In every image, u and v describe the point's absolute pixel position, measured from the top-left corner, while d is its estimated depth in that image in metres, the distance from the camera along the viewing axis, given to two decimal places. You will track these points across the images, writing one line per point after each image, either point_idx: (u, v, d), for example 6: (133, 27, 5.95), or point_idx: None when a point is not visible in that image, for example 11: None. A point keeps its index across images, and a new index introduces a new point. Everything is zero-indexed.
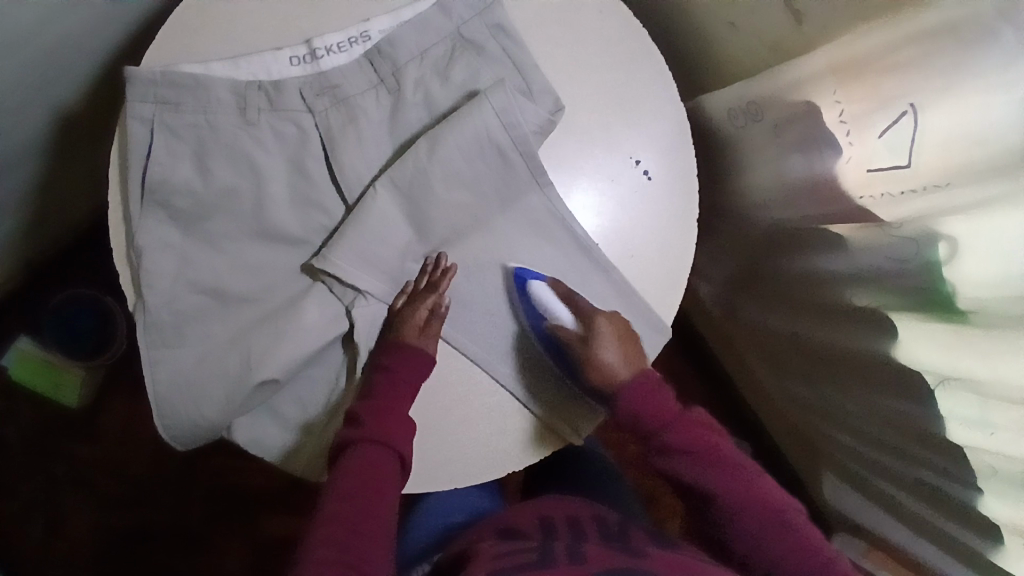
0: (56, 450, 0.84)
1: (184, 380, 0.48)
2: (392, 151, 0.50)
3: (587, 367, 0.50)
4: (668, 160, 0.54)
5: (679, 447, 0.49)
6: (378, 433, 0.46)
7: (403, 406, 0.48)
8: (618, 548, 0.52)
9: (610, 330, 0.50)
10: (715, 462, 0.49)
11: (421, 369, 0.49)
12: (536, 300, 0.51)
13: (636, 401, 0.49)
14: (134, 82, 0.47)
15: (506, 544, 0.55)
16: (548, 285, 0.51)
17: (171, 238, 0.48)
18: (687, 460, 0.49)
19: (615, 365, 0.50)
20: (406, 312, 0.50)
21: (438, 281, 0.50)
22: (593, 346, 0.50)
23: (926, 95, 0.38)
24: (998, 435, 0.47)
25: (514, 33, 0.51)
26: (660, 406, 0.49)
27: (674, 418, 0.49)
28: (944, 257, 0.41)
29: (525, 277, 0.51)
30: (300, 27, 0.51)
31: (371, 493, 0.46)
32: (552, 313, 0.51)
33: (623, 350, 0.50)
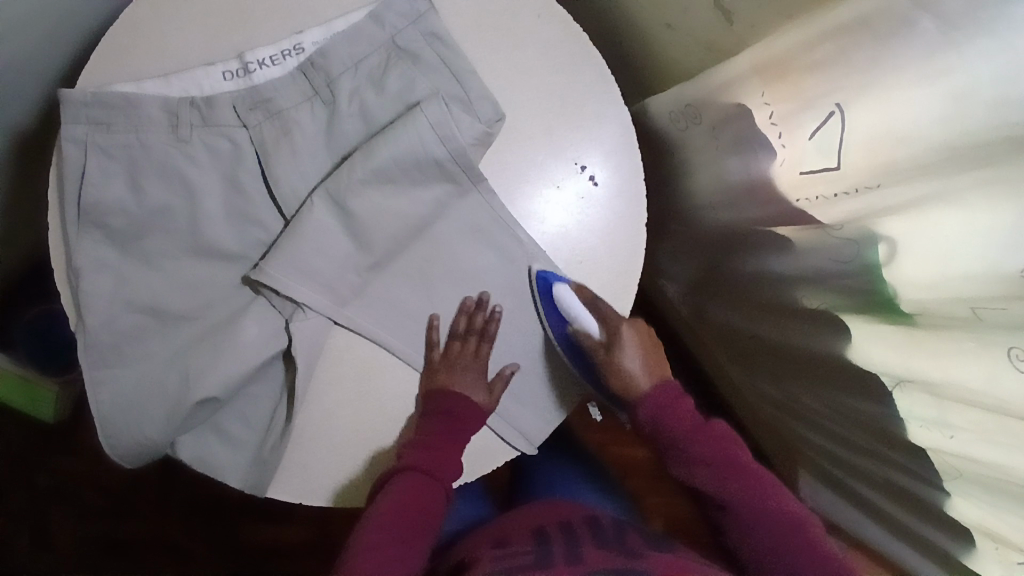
0: (34, 465, 0.85)
1: (126, 400, 0.48)
2: (329, 163, 0.50)
3: (610, 373, 0.54)
4: (614, 164, 0.53)
5: (700, 457, 0.53)
6: (432, 467, 0.49)
7: (457, 445, 0.51)
8: (613, 550, 0.52)
9: (635, 340, 0.55)
10: (735, 473, 0.52)
11: (476, 418, 0.52)
12: (561, 306, 0.51)
13: (660, 408, 0.54)
14: (66, 104, 0.47)
15: (495, 552, 0.55)
16: (571, 288, 0.51)
17: (108, 259, 0.48)
18: (708, 469, 0.53)
19: (634, 373, 0.55)
20: (454, 358, 0.52)
21: (484, 326, 0.52)
22: (615, 353, 0.54)
23: (850, 93, 0.37)
24: (957, 436, 0.46)
25: (448, 40, 0.51)
26: (686, 423, 0.54)
27: (694, 429, 0.54)
28: (884, 259, 0.40)
29: (547, 278, 0.51)
30: (231, 40, 0.50)
31: (417, 517, 0.50)
32: (578, 319, 0.51)
33: (644, 360, 0.56)
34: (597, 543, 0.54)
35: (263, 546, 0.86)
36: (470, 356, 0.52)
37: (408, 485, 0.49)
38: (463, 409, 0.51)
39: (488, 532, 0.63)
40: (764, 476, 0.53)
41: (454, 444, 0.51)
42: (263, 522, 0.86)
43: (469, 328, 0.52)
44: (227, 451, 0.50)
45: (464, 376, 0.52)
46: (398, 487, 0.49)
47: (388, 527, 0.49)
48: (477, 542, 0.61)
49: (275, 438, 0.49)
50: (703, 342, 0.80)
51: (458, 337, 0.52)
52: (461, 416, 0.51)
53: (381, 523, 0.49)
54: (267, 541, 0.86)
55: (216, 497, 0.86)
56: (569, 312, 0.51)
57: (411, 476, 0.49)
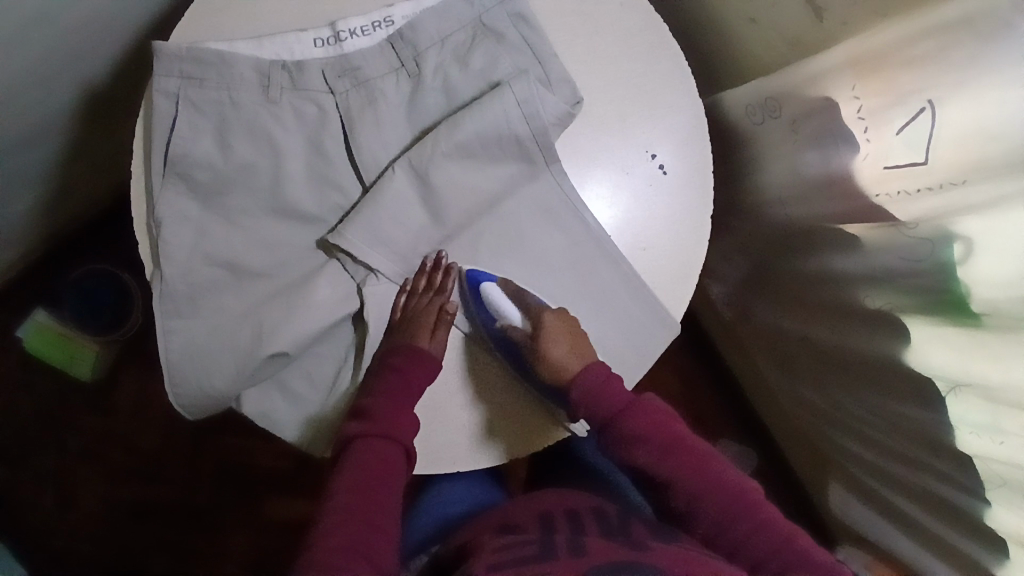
0: (68, 421, 0.86)
1: (195, 351, 0.49)
2: (410, 134, 0.51)
3: (539, 364, 0.51)
4: (684, 155, 0.54)
5: (636, 433, 0.51)
6: (384, 428, 0.48)
7: (409, 400, 0.49)
8: (619, 541, 0.47)
9: (560, 329, 0.51)
10: (675, 450, 0.51)
11: (430, 371, 0.50)
12: (487, 300, 0.51)
13: (589, 393, 0.51)
14: (161, 57, 0.48)
15: (502, 540, 0.50)
16: (500, 286, 0.51)
17: (190, 211, 0.49)
18: (649, 449, 0.51)
19: (564, 361, 0.51)
20: (410, 313, 0.51)
21: (443, 284, 0.51)
22: (541, 341, 0.50)
23: (942, 91, 0.38)
24: (1007, 442, 0.46)
25: (533, 23, 0.52)
26: (617, 400, 0.51)
27: (626, 405, 0.51)
28: (958, 258, 0.41)
29: (478, 277, 0.51)
30: (325, 9, 0.52)
31: (377, 484, 0.48)
32: (503, 311, 0.51)
33: (572, 344, 0.51)
34: (604, 533, 0.49)
35: (287, 522, 0.86)
36: (425, 311, 0.51)
37: (365, 450, 0.49)
38: (406, 360, 0.49)
39: (495, 516, 0.58)
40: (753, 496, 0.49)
41: (407, 401, 0.49)
42: (285, 493, 0.87)
43: (428, 286, 0.51)
44: (289, 408, 0.51)
45: (415, 327, 0.50)
46: (355, 458, 0.49)
47: (347, 503, 0.47)
48: (485, 527, 0.57)
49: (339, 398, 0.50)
50: (743, 345, 0.81)
51: (416, 293, 0.51)
52: (412, 372, 0.49)
53: (342, 501, 0.48)
54: (290, 517, 0.86)
55: (244, 469, 0.87)
56: (497, 310, 0.51)
57: (365, 443, 0.49)
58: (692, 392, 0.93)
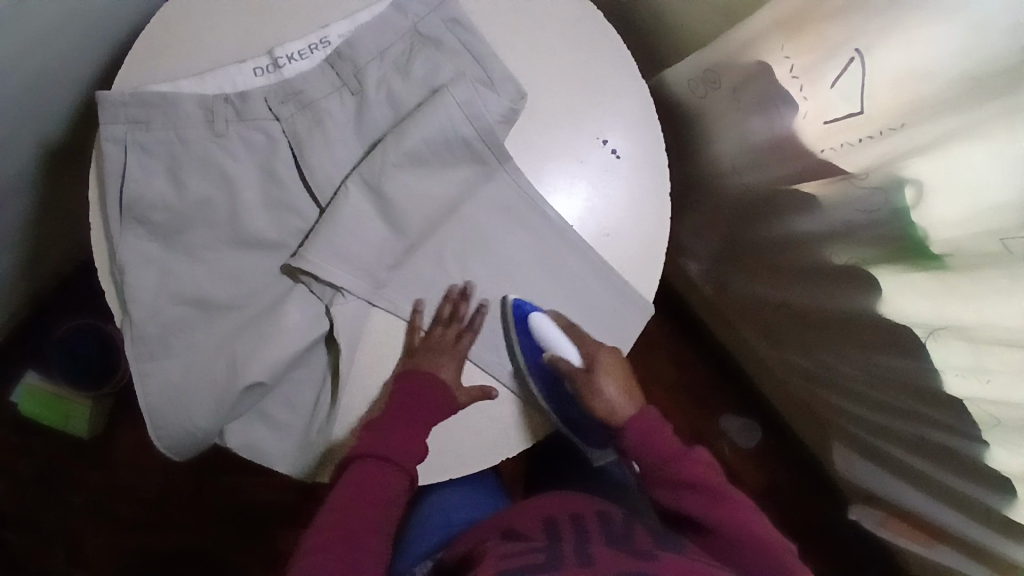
0: (69, 480, 0.86)
1: (174, 390, 0.49)
2: (360, 150, 0.52)
3: (589, 399, 0.54)
4: (635, 138, 0.55)
5: (683, 480, 0.52)
6: (377, 447, 0.49)
7: (417, 424, 0.50)
8: (625, 549, 0.47)
9: (617, 367, 0.54)
10: (719, 501, 0.51)
11: (441, 394, 0.50)
12: (536, 335, 0.51)
13: (639, 441, 0.54)
14: (105, 105, 0.49)
15: (504, 548, 0.49)
16: (548, 318, 0.52)
17: (152, 253, 0.50)
18: (690, 493, 0.52)
19: (613, 400, 0.55)
20: (433, 342, 0.51)
21: (460, 311, 0.52)
22: (596, 378, 0.54)
23: (869, 38, 0.38)
24: (994, 380, 0.46)
25: (469, 25, 0.53)
26: (668, 445, 0.53)
27: (676, 456, 0.53)
28: (911, 202, 0.41)
29: (523, 307, 0.52)
30: (261, 37, 0.52)
31: (372, 508, 0.48)
32: (551, 345, 0.52)
33: (623, 385, 0.55)
34: (608, 540, 0.48)
35: (299, 552, 0.86)
36: (450, 344, 0.51)
37: (366, 470, 0.49)
38: (413, 380, 0.50)
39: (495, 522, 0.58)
40: (752, 515, 0.52)
41: (416, 425, 0.50)
42: (294, 525, 0.87)
43: (451, 316, 0.51)
44: (274, 436, 0.51)
45: (437, 359, 0.51)
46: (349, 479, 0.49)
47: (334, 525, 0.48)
48: (485, 533, 0.57)
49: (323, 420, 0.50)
50: (727, 319, 0.81)
51: (441, 322, 0.51)
52: (418, 391, 0.50)
53: (331, 522, 0.48)
54: None
55: (250, 506, 0.87)
56: (545, 340, 0.52)
57: (367, 463, 0.49)
58: (686, 375, 0.92)
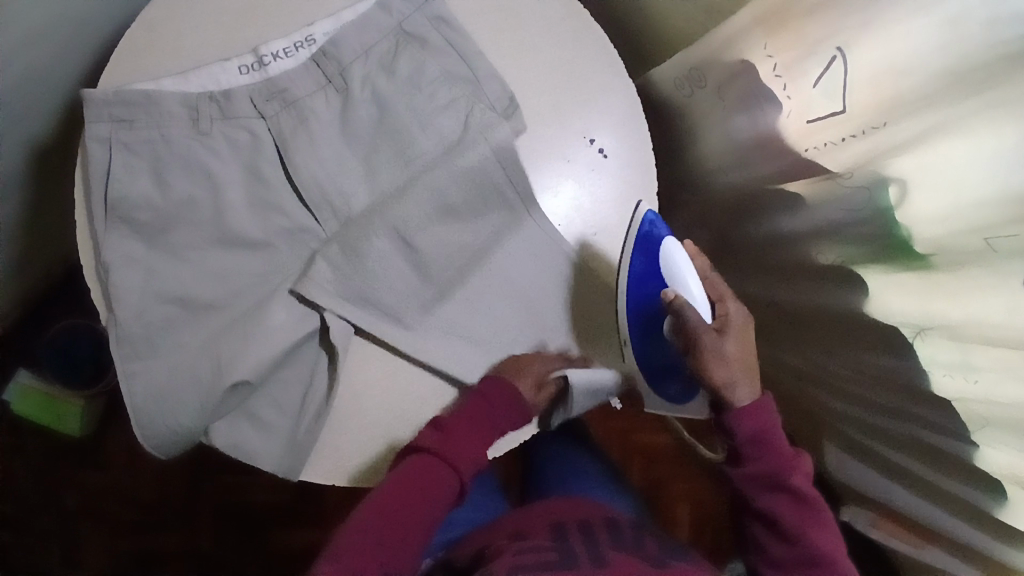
0: (62, 479, 0.86)
1: (159, 391, 0.49)
2: (346, 149, 0.52)
3: (701, 354, 0.49)
4: (622, 136, 0.55)
5: (782, 484, 0.49)
6: (455, 453, 0.48)
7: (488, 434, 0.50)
8: (639, 556, 0.48)
9: (738, 329, 0.51)
10: (807, 513, 0.49)
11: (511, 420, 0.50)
12: (666, 260, 0.50)
13: (751, 425, 0.49)
14: (89, 104, 0.49)
15: (516, 544, 0.51)
16: (687, 259, 0.51)
17: (137, 252, 0.50)
18: (787, 498, 0.49)
19: (732, 363, 0.49)
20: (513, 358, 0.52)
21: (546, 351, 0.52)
22: (722, 334, 0.50)
23: (849, 35, 0.38)
24: (983, 379, 0.46)
25: (454, 23, 0.53)
26: (778, 448, 0.50)
27: (787, 461, 0.49)
28: (895, 201, 0.41)
29: (658, 231, 0.51)
30: (245, 36, 0.52)
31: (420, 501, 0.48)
32: (679, 283, 0.50)
33: (744, 354, 0.50)
34: (617, 543, 0.50)
35: (292, 551, 0.86)
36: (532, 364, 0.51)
37: (424, 466, 0.48)
38: (497, 390, 0.50)
39: (502, 522, 0.58)
40: (830, 527, 0.50)
41: (481, 438, 0.49)
42: (287, 524, 0.87)
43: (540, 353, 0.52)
44: (259, 436, 0.51)
45: (517, 368, 0.51)
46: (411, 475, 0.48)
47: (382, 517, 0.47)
48: (494, 531, 0.57)
49: (309, 419, 0.50)
50: None
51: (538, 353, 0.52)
52: (499, 404, 0.49)
53: (383, 504, 0.48)
54: (295, 546, 0.86)
55: (244, 505, 0.87)
56: (671, 270, 0.50)
57: (429, 459, 0.48)
58: None
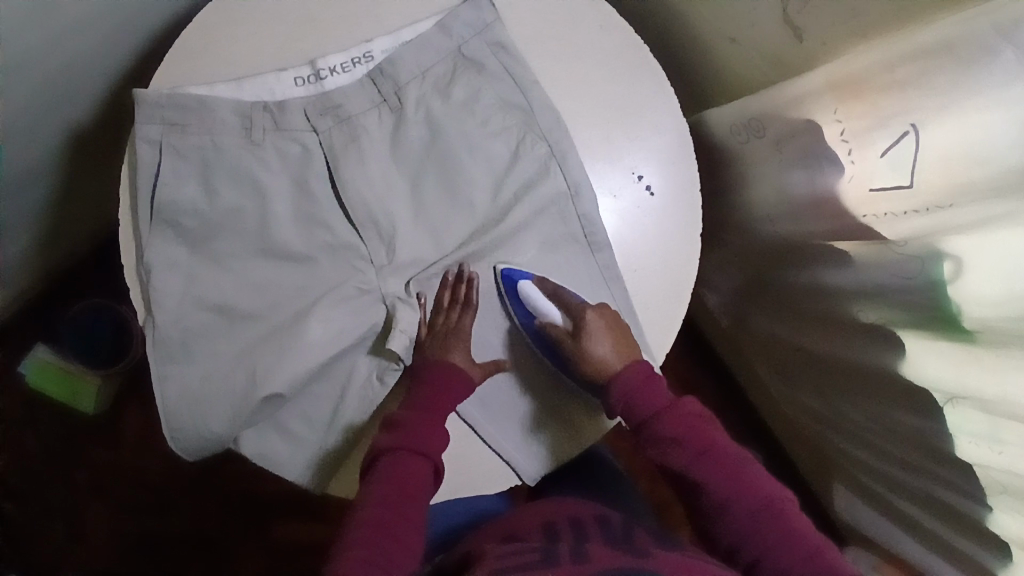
0: (73, 453, 0.86)
1: (191, 396, 0.49)
2: (394, 169, 0.52)
3: (579, 361, 0.51)
4: (669, 175, 0.54)
5: (670, 436, 0.49)
6: (415, 441, 0.47)
7: (440, 417, 0.49)
8: (620, 549, 0.47)
9: (602, 325, 0.51)
10: (709, 454, 0.48)
11: (458, 390, 0.49)
12: (527, 300, 0.51)
13: (626, 394, 0.50)
14: (142, 105, 0.48)
15: (505, 546, 0.49)
16: (536, 283, 0.51)
17: (179, 257, 0.49)
18: (675, 445, 0.49)
19: (603, 357, 0.50)
20: (436, 331, 0.51)
21: (465, 294, 0.51)
22: (582, 340, 0.50)
23: (925, 113, 0.38)
24: (1006, 452, 0.46)
25: (513, 50, 0.52)
26: (657, 400, 0.50)
27: (667, 407, 0.50)
28: (948, 276, 0.41)
29: (513, 276, 0.51)
30: (302, 47, 0.52)
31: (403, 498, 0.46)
32: (543, 312, 0.51)
33: (613, 342, 0.51)
34: (605, 541, 0.49)
35: (295, 546, 0.87)
36: (453, 327, 0.51)
37: (397, 465, 0.47)
38: (436, 374, 0.49)
39: (498, 524, 0.57)
40: (740, 457, 0.49)
41: (437, 419, 0.48)
42: (292, 518, 0.88)
43: (453, 300, 0.51)
44: (287, 447, 0.51)
45: (446, 345, 0.50)
46: (385, 471, 0.47)
47: (375, 519, 0.46)
48: (486, 534, 0.56)
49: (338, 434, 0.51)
50: (742, 352, 0.81)
51: (441, 310, 0.51)
52: (441, 385, 0.49)
53: (372, 516, 0.46)
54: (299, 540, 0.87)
55: (250, 494, 0.87)
56: (535, 305, 0.51)
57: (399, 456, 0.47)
58: (697, 399, 0.91)
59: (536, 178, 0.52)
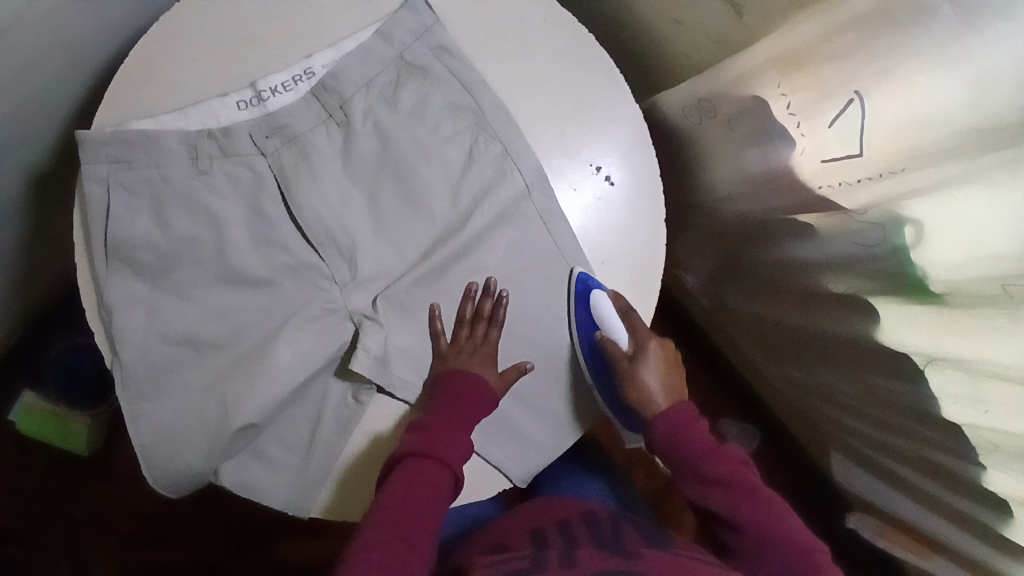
0: (71, 495, 0.86)
1: (166, 432, 0.49)
2: (349, 183, 0.51)
3: (628, 384, 0.53)
4: (628, 162, 0.53)
5: (710, 477, 0.51)
6: (436, 449, 0.47)
7: (465, 427, 0.49)
8: (610, 551, 0.47)
9: (658, 356, 0.54)
10: (748, 499, 0.50)
11: (483, 403, 0.50)
12: (596, 312, 0.51)
13: (671, 433, 0.52)
14: (86, 144, 0.48)
15: (494, 557, 0.49)
16: (608, 296, 0.51)
17: (140, 294, 0.49)
18: (719, 490, 0.50)
19: (653, 389, 0.53)
20: (462, 344, 0.51)
21: (491, 309, 0.51)
22: (638, 364, 0.53)
23: (868, 81, 0.37)
24: (991, 412, 0.45)
25: (457, 52, 0.52)
26: (702, 440, 0.52)
27: (710, 449, 0.51)
28: (911, 242, 0.40)
29: (588, 282, 0.51)
30: (243, 69, 0.51)
31: (423, 504, 0.47)
32: (607, 326, 0.52)
33: (665, 377, 0.54)
34: (594, 543, 0.49)
35: (303, 565, 0.87)
36: (480, 341, 0.51)
37: (410, 472, 0.47)
38: (461, 385, 0.50)
39: (490, 534, 0.57)
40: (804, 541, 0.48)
41: (460, 428, 0.49)
42: (297, 537, 0.88)
43: (477, 313, 0.51)
44: (269, 473, 0.51)
45: (472, 358, 0.51)
46: (404, 476, 0.47)
47: (391, 523, 0.46)
48: (476, 547, 0.55)
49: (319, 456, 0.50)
50: (728, 332, 0.80)
51: (465, 324, 0.51)
52: (466, 396, 0.49)
53: (386, 521, 0.46)
54: (307, 557, 0.87)
55: (250, 516, 0.87)
56: (602, 317, 0.52)
57: (411, 463, 0.47)
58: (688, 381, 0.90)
59: (495, 180, 0.51)
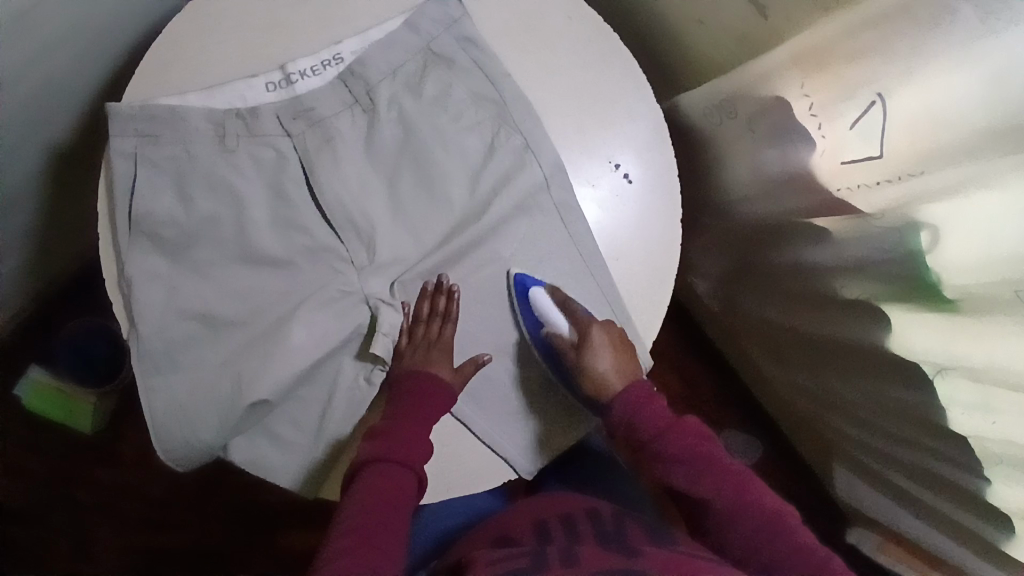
0: (75, 474, 0.86)
1: (178, 406, 0.49)
2: (370, 168, 0.52)
3: (579, 374, 0.51)
4: (646, 160, 0.54)
5: (673, 456, 0.49)
6: (400, 449, 0.47)
7: (423, 427, 0.49)
8: (613, 549, 0.46)
9: (606, 341, 0.51)
10: (711, 469, 0.49)
11: (442, 401, 0.50)
12: (536, 306, 0.51)
13: (628, 413, 0.51)
14: (114, 119, 0.48)
15: (496, 551, 0.49)
16: (547, 292, 0.51)
17: (159, 268, 0.49)
18: (680, 466, 0.49)
19: (606, 373, 0.51)
20: (417, 342, 0.51)
21: (444, 305, 0.51)
22: (585, 355, 0.51)
23: (890, 82, 0.38)
24: (1000, 420, 0.45)
25: (482, 44, 0.52)
26: (658, 417, 0.51)
27: (669, 424, 0.51)
28: (926, 246, 0.40)
29: (525, 283, 0.52)
30: (272, 53, 0.52)
31: (389, 507, 0.46)
32: (549, 319, 0.51)
33: (616, 359, 0.52)
34: (597, 540, 0.48)
35: (301, 554, 0.87)
36: (433, 339, 0.51)
37: (374, 477, 0.46)
38: (418, 384, 0.49)
39: (491, 528, 0.56)
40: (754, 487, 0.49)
41: (419, 427, 0.48)
42: (297, 526, 0.88)
43: (432, 311, 0.51)
44: (277, 452, 0.51)
45: (428, 356, 0.51)
46: (369, 481, 0.46)
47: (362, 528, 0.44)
48: (478, 540, 0.55)
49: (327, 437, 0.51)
50: (737, 338, 0.80)
51: (420, 321, 0.51)
52: (422, 394, 0.49)
53: (357, 528, 0.44)
54: (306, 547, 0.87)
55: (251, 503, 0.88)
56: (545, 316, 0.51)
57: (374, 468, 0.47)
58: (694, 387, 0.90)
59: (513, 171, 0.52)
